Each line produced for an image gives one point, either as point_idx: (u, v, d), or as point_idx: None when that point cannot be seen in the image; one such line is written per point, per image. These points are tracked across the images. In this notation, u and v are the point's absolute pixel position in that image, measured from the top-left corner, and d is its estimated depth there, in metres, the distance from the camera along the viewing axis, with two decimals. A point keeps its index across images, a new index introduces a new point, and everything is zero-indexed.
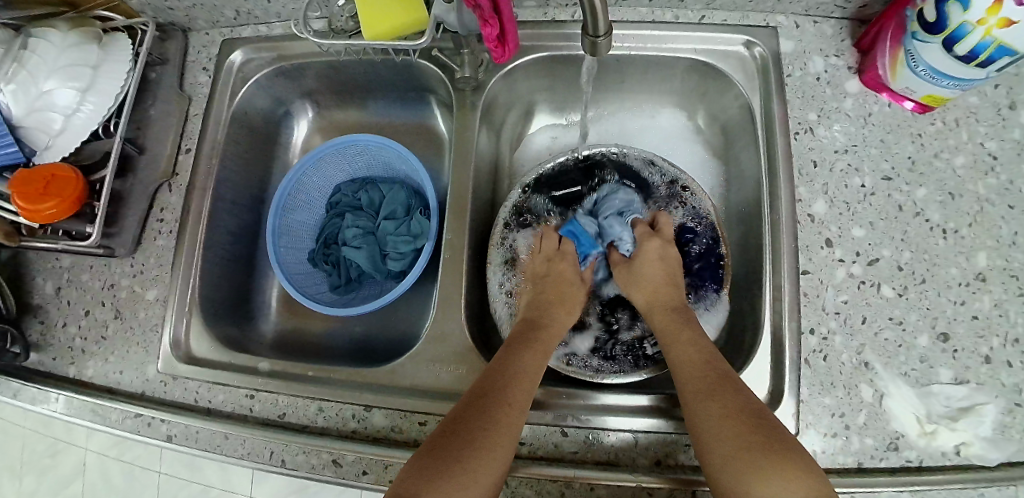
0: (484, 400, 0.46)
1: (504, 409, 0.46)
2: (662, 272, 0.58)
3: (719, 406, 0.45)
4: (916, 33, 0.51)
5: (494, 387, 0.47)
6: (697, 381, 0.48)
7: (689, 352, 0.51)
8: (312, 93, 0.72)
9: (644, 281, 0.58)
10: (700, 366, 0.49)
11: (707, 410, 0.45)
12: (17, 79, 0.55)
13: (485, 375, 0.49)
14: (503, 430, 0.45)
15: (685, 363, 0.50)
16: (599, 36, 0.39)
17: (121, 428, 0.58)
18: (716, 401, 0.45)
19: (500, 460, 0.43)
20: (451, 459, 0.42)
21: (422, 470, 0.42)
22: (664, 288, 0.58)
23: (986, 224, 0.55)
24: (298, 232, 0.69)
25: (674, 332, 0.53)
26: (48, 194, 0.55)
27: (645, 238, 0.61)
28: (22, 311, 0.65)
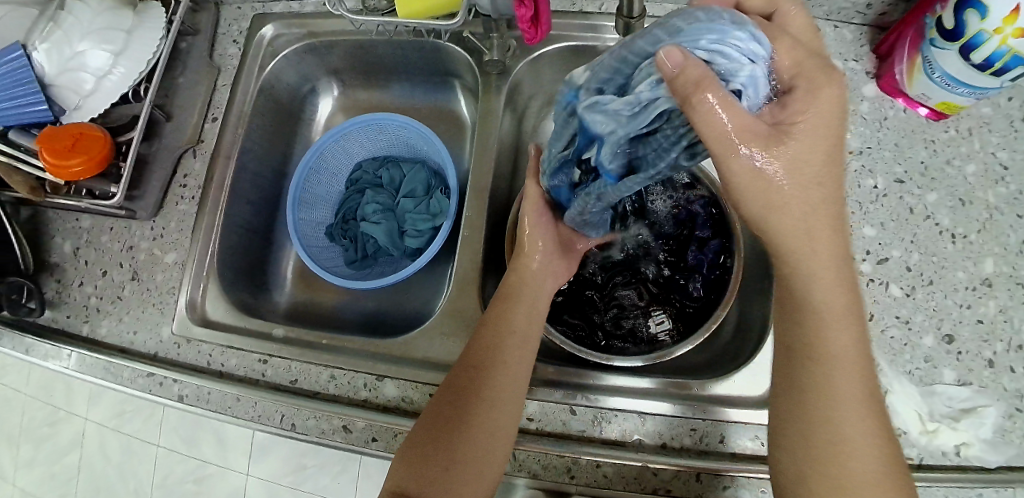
0: (472, 375, 0.48)
1: (491, 383, 0.47)
2: (824, 152, 0.35)
3: (859, 426, 0.39)
4: (934, 40, 0.52)
5: (480, 358, 0.48)
6: (842, 385, 0.39)
7: (842, 348, 0.39)
8: (337, 72, 0.73)
9: (798, 168, 0.35)
10: (854, 362, 0.39)
11: (850, 431, 0.39)
12: (53, 38, 0.57)
13: (474, 343, 0.50)
14: (491, 408, 0.46)
15: (839, 355, 0.39)
16: (632, 18, 0.40)
17: (132, 387, 0.59)
18: (854, 420, 0.39)
19: (494, 435, 0.46)
20: (443, 444, 0.45)
21: (416, 459, 0.45)
22: (823, 217, 0.36)
23: (994, 231, 0.56)
24: (318, 206, 0.70)
25: (832, 304, 0.39)
26: (76, 151, 0.56)
27: (789, 95, 0.35)
28: (40, 268, 0.66)
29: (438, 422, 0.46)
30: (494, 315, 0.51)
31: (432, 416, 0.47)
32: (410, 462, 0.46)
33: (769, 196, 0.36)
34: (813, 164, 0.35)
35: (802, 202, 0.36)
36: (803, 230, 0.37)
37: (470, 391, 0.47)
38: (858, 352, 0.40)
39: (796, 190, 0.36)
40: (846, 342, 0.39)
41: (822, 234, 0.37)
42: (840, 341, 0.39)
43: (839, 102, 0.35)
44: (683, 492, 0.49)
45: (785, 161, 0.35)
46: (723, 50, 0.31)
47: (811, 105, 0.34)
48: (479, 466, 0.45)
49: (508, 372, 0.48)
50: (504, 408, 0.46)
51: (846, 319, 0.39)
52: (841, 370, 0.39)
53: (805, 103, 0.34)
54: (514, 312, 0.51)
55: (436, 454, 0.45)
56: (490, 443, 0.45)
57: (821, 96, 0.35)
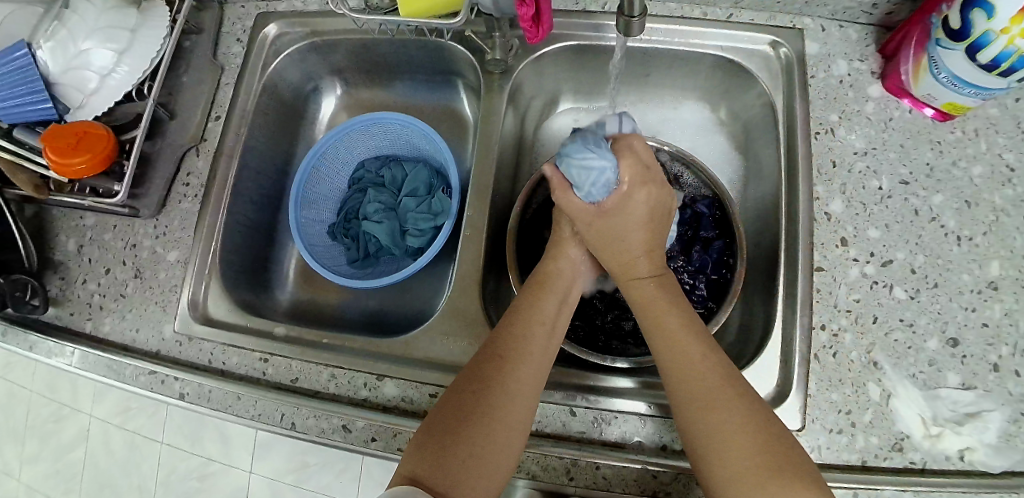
0: (495, 366, 0.46)
1: (514, 375, 0.46)
2: (647, 230, 0.51)
3: (716, 421, 0.41)
4: (940, 40, 0.51)
5: (505, 350, 0.47)
6: (687, 390, 0.44)
7: (680, 358, 0.45)
8: (340, 70, 0.73)
9: (621, 243, 0.51)
10: (700, 374, 0.44)
11: (702, 429, 0.42)
12: (58, 36, 0.57)
13: (497, 335, 0.49)
14: (514, 399, 0.45)
15: (675, 365, 0.45)
16: (633, 17, 0.40)
17: (134, 385, 0.59)
18: (713, 422, 0.41)
19: (512, 428, 0.44)
20: (462, 433, 0.43)
21: (430, 447, 0.42)
22: (641, 257, 0.51)
23: (1000, 233, 0.56)
24: (320, 204, 0.70)
25: (663, 314, 0.48)
26: (79, 150, 0.56)
27: (636, 184, 0.51)
28: (44, 266, 0.67)
29: (455, 411, 0.44)
30: (522, 307, 0.51)
31: (450, 405, 0.45)
32: (424, 450, 0.42)
33: (599, 243, 0.52)
34: (627, 232, 0.51)
35: (625, 255, 0.52)
36: (624, 268, 0.52)
37: (493, 380, 0.45)
38: (716, 376, 0.44)
39: (613, 253, 0.52)
40: (680, 350, 0.46)
41: (638, 268, 0.51)
42: (670, 345, 0.46)
43: (652, 197, 0.51)
44: (683, 494, 0.49)
45: (617, 229, 0.51)
46: (576, 162, 0.50)
47: (636, 197, 0.51)
48: (496, 459, 0.43)
49: (532, 365, 0.47)
50: (524, 401, 0.45)
51: (682, 330, 0.47)
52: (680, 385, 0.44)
53: (622, 195, 0.50)
54: (543, 303, 0.51)
55: (455, 442, 0.42)
56: (508, 436, 0.44)
57: (641, 193, 0.51)
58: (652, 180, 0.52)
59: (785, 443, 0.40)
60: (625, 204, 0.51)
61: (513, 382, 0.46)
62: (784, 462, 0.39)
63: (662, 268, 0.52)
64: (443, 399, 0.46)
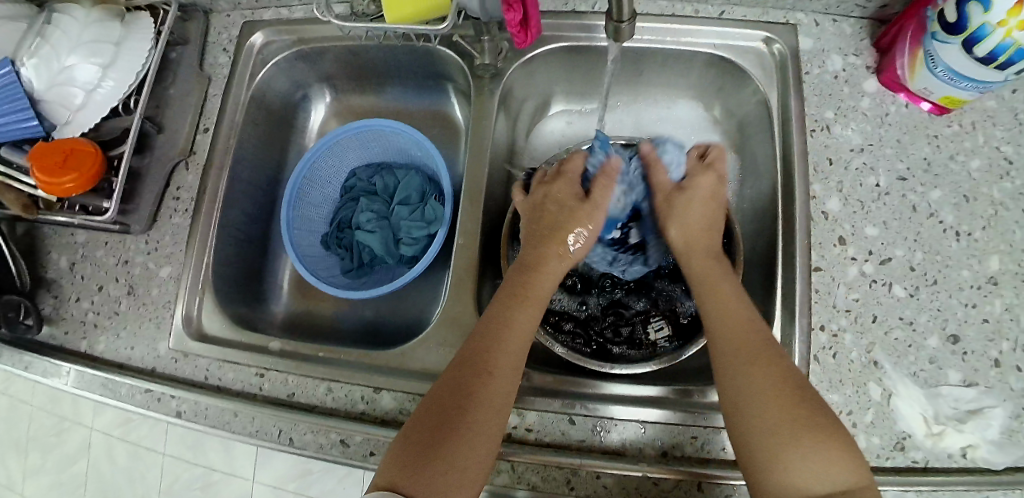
0: (471, 375, 0.46)
1: (487, 385, 0.45)
2: (707, 214, 0.54)
3: (756, 374, 0.44)
4: (935, 33, 0.50)
5: (479, 360, 0.47)
6: (738, 343, 0.46)
7: (732, 315, 0.48)
8: (329, 78, 0.72)
9: (688, 219, 0.54)
10: (743, 328, 0.47)
11: (749, 379, 0.44)
12: (40, 53, 0.57)
13: (473, 343, 0.48)
14: (486, 408, 0.44)
15: (723, 321, 0.48)
16: (622, 22, 0.39)
17: (131, 403, 0.59)
18: (758, 376, 0.44)
19: (488, 434, 0.44)
20: (439, 442, 0.43)
21: (409, 454, 0.43)
22: (705, 234, 0.54)
23: (999, 227, 0.55)
24: (312, 214, 0.69)
25: (721, 291, 0.50)
26: (67, 168, 0.56)
27: (699, 171, 0.56)
28: (37, 284, 0.66)
29: (433, 418, 0.44)
30: (494, 316, 0.50)
31: (429, 413, 0.45)
32: (403, 458, 0.42)
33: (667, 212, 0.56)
34: (694, 208, 0.54)
35: (691, 226, 0.54)
36: (694, 239, 0.54)
37: (468, 388, 0.45)
38: (754, 334, 0.47)
39: (681, 223, 0.54)
40: (734, 311, 0.48)
41: (697, 242, 0.53)
42: (720, 304, 0.49)
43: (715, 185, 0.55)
44: None
45: (686, 205, 0.55)
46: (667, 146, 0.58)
47: (703, 182, 0.55)
48: (471, 466, 0.43)
49: (504, 374, 0.47)
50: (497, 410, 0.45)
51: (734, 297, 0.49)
52: (729, 340, 0.47)
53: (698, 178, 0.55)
54: (517, 313, 0.50)
55: (432, 448, 0.43)
56: (482, 446, 0.43)
57: (703, 179, 0.56)
58: (714, 170, 0.56)
59: (810, 405, 0.43)
60: (694, 185, 0.55)
61: (489, 392, 0.45)
62: (816, 422, 0.42)
63: (718, 251, 0.54)
64: (423, 405, 0.46)
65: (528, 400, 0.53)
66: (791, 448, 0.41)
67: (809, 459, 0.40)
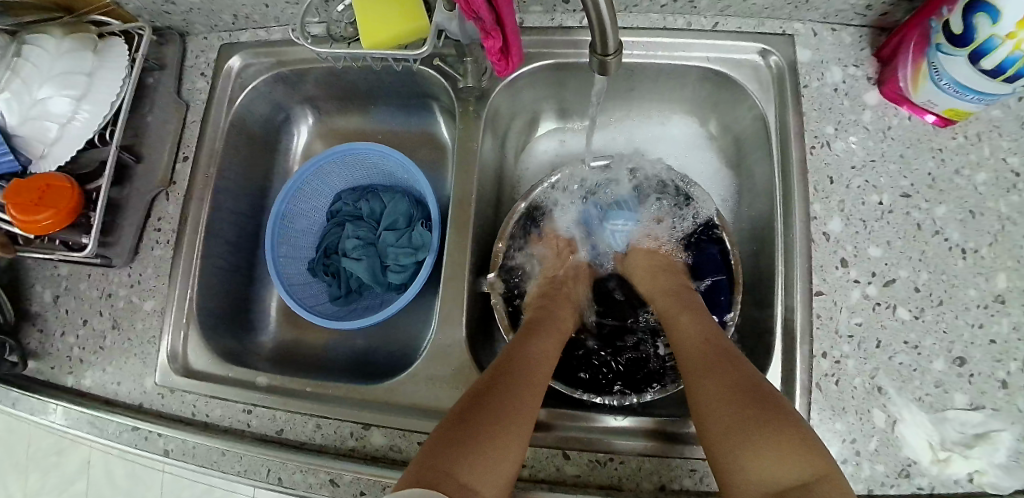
0: (509, 380, 0.46)
1: (524, 389, 0.46)
2: (659, 260, 0.64)
3: (707, 381, 0.45)
4: (941, 45, 0.48)
5: (516, 369, 0.47)
6: (694, 359, 0.48)
7: (690, 336, 0.51)
8: (312, 99, 0.70)
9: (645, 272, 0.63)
10: (700, 344, 0.49)
11: (706, 386, 0.45)
12: (11, 87, 0.54)
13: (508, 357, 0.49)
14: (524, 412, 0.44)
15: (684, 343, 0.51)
16: (608, 55, 0.37)
17: (119, 441, 0.58)
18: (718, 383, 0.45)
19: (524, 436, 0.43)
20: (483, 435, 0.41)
21: (451, 444, 0.40)
22: (664, 274, 0.61)
23: (1007, 243, 0.53)
24: (298, 241, 0.68)
25: (679, 317, 0.54)
26: (43, 205, 0.54)
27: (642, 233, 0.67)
28: (20, 318, 0.65)
29: (470, 411, 0.43)
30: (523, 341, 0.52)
31: (469, 411, 0.43)
32: (447, 449, 0.40)
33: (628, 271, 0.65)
34: (643, 260, 0.64)
35: (648, 276, 0.62)
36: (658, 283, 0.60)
37: (508, 389, 0.45)
38: (716, 347, 0.48)
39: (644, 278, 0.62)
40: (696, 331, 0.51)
41: (662, 280, 0.61)
42: (681, 329, 0.53)
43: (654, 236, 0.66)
44: None
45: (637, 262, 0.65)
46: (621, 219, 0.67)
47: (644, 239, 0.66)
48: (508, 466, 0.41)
49: (536, 385, 0.48)
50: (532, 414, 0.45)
51: (692, 319, 0.53)
52: (690, 357, 0.49)
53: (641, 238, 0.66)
54: (542, 340, 0.53)
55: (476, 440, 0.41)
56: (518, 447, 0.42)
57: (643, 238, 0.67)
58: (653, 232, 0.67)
59: (765, 400, 0.42)
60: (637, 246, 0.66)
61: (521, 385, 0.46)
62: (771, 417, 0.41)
63: (681, 283, 0.60)
64: (457, 405, 0.44)
65: None
66: (745, 439, 0.40)
67: (761, 451, 0.40)
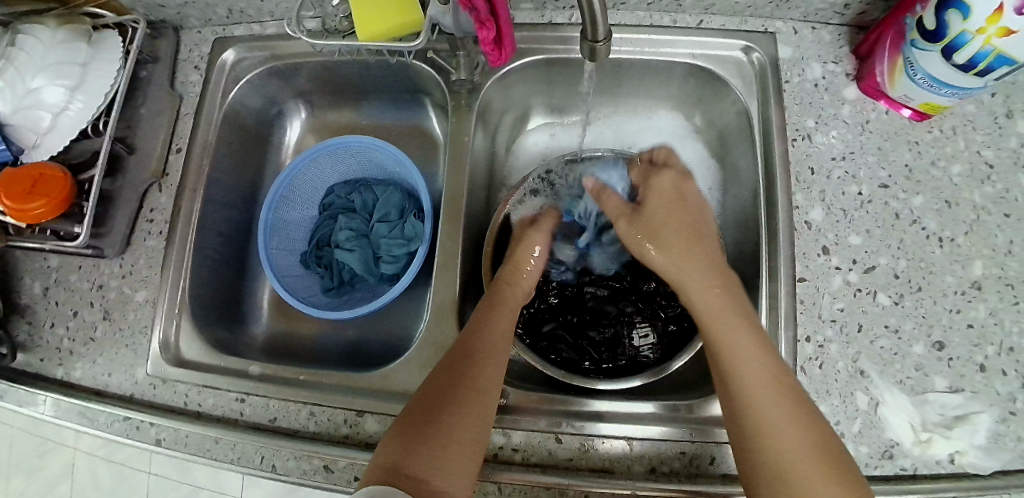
0: (463, 364, 0.47)
1: (481, 371, 0.47)
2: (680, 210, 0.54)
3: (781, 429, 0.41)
4: (915, 41, 0.50)
5: (472, 350, 0.48)
6: (764, 395, 0.42)
7: (756, 361, 0.44)
8: (306, 94, 0.71)
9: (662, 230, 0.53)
10: (768, 377, 0.43)
11: (783, 436, 0.41)
12: (5, 76, 0.55)
13: (465, 338, 0.49)
14: (482, 394, 0.45)
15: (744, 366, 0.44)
16: (597, 42, 0.39)
17: (109, 432, 0.57)
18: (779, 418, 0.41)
19: (483, 417, 0.45)
20: (438, 426, 0.43)
21: (405, 439, 0.42)
22: (691, 241, 0.52)
23: (982, 232, 0.55)
24: (290, 234, 0.68)
25: (726, 321, 0.47)
26: (36, 194, 0.54)
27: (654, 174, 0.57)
28: (9, 310, 0.64)
29: (429, 409, 0.44)
30: (482, 314, 0.52)
31: (423, 404, 0.44)
32: (401, 445, 0.41)
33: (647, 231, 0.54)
34: (666, 218, 0.54)
35: (675, 247, 0.52)
36: (682, 258, 0.51)
37: (463, 375, 0.46)
38: (773, 370, 0.44)
39: (664, 252, 0.53)
40: (752, 349, 0.45)
41: (689, 251, 0.51)
42: (740, 342, 0.45)
43: (672, 183, 0.56)
44: None
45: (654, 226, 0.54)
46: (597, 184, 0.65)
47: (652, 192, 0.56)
48: (469, 447, 0.43)
49: (496, 363, 0.48)
50: (493, 396, 0.46)
51: (750, 333, 0.46)
52: (757, 383, 0.43)
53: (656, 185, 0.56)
54: (502, 314, 0.52)
55: (432, 434, 0.42)
56: (478, 429, 0.44)
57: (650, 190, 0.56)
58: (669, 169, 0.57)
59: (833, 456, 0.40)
60: (653, 190, 0.56)
61: (480, 374, 0.46)
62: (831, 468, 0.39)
63: (715, 266, 0.51)
64: (412, 403, 0.45)
65: (515, 419, 0.52)
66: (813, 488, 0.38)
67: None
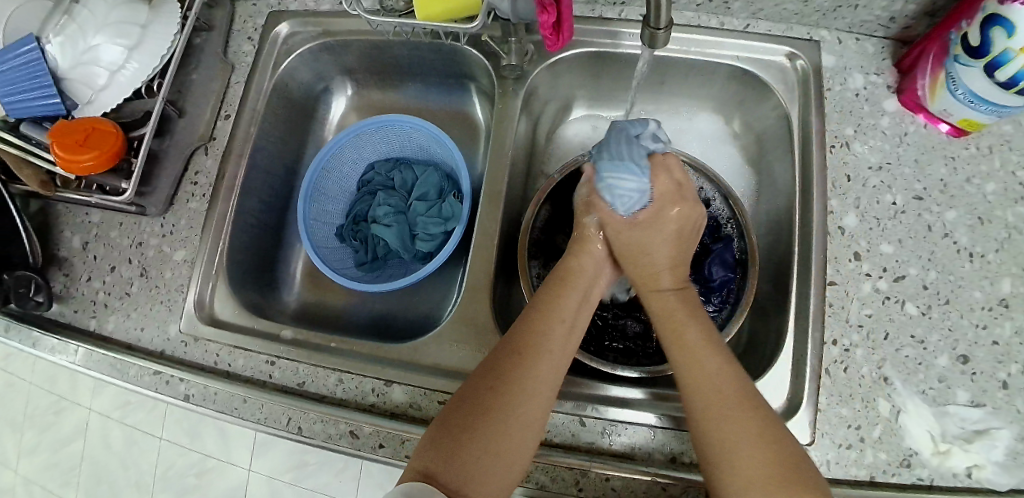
0: (513, 362, 0.45)
1: (536, 371, 0.45)
2: (674, 240, 0.54)
3: (728, 429, 0.41)
4: (958, 56, 0.51)
5: (525, 348, 0.46)
6: (710, 392, 0.43)
7: (701, 354, 0.46)
8: (352, 71, 0.73)
9: (652, 255, 0.54)
10: (726, 375, 0.44)
11: (726, 425, 0.41)
12: (67, 32, 0.56)
13: (518, 333, 0.48)
14: (534, 397, 0.44)
15: (698, 356, 0.46)
16: (658, 29, 0.40)
17: (138, 385, 0.58)
18: (734, 422, 0.41)
19: (531, 415, 0.44)
20: (476, 431, 0.42)
21: (439, 442, 0.42)
22: (671, 268, 0.54)
23: (1013, 250, 0.55)
24: (328, 207, 0.70)
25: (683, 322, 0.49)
26: (87, 146, 0.55)
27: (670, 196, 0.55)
28: (48, 262, 0.66)
29: (472, 411, 0.43)
30: (543, 303, 0.50)
31: (464, 403, 0.44)
32: (437, 447, 0.41)
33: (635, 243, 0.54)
34: (654, 246, 0.54)
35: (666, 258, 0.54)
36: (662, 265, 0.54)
37: (513, 375, 0.45)
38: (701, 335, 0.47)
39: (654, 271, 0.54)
40: (702, 356, 0.46)
41: (662, 280, 0.53)
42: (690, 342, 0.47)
43: (691, 214, 0.55)
44: None
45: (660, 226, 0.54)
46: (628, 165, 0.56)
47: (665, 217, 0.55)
48: (513, 453, 0.42)
49: (552, 361, 0.46)
50: (543, 399, 0.45)
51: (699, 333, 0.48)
52: (697, 373, 0.45)
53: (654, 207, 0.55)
54: (564, 300, 0.51)
55: (472, 434, 0.42)
56: (520, 439, 0.43)
57: (674, 209, 0.55)
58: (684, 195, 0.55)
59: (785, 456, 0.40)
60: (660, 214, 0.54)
61: (532, 373, 0.45)
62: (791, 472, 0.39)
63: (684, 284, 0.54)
64: (455, 398, 0.44)
65: None
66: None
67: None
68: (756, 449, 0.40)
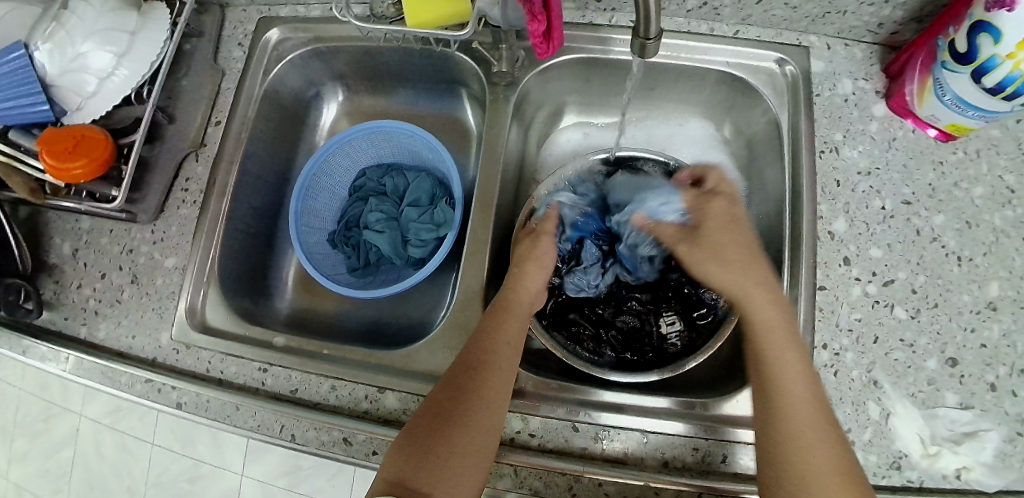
0: (469, 374, 0.47)
1: (491, 380, 0.47)
2: (731, 228, 0.53)
3: (809, 427, 0.42)
4: (945, 62, 0.51)
5: (480, 358, 0.48)
6: (803, 391, 0.44)
7: (788, 353, 0.45)
8: (344, 77, 0.73)
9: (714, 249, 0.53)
10: (801, 373, 0.45)
11: (809, 426, 0.42)
12: (54, 38, 0.55)
13: (471, 343, 0.50)
14: (487, 405, 0.46)
15: (780, 354, 0.46)
16: (649, 39, 0.41)
17: (129, 393, 0.58)
18: (813, 419, 0.43)
19: (488, 424, 0.45)
20: (439, 442, 0.43)
21: (407, 453, 0.43)
22: (738, 249, 0.52)
23: (1000, 254, 0.56)
24: (320, 213, 0.70)
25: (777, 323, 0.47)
26: (77, 154, 0.55)
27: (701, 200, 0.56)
28: (37, 269, 0.65)
29: (435, 422, 0.45)
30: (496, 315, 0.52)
31: (429, 413, 0.46)
32: (404, 455, 0.43)
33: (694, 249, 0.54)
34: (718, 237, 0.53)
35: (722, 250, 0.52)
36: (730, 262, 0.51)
37: (472, 386, 0.46)
38: (788, 332, 0.47)
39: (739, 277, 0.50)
40: (791, 353, 0.46)
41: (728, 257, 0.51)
42: (779, 344, 0.46)
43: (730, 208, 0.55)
44: None
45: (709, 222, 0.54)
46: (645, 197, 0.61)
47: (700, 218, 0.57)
48: (474, 463, 0.43)
49: (503, 373, 0.48)
50: (496, 409, 0.46)
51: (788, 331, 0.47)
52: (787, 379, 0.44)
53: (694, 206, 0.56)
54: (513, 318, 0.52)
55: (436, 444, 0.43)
56: (485, 443, 0.44)
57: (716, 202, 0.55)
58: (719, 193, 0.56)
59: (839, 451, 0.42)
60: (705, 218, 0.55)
61: (487, 385, 0.47)
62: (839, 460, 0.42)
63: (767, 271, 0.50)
64: (421, 410, 0.46)
65: (533, 405, 0.54)
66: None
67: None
68: (830, 449, 0.42)
